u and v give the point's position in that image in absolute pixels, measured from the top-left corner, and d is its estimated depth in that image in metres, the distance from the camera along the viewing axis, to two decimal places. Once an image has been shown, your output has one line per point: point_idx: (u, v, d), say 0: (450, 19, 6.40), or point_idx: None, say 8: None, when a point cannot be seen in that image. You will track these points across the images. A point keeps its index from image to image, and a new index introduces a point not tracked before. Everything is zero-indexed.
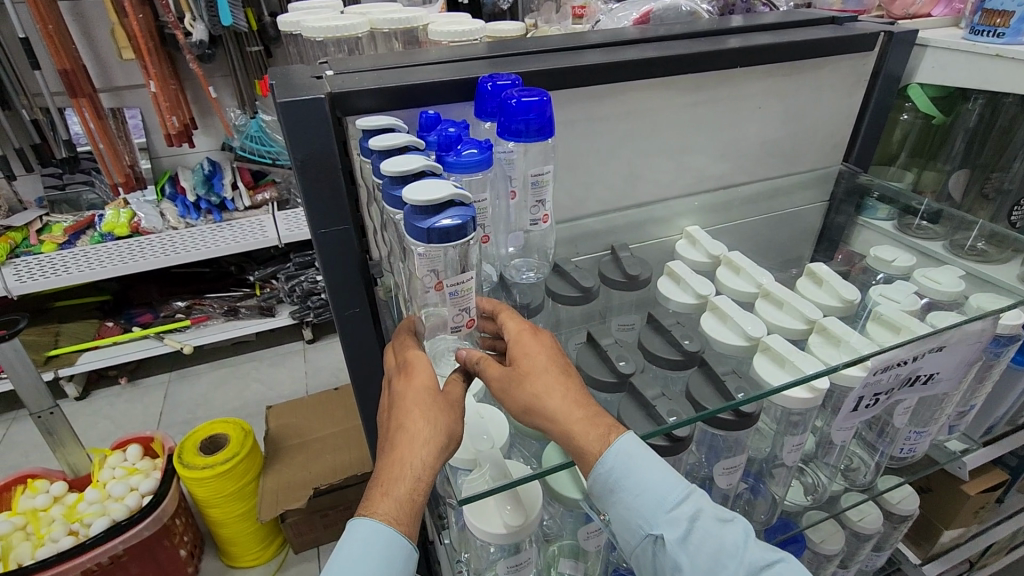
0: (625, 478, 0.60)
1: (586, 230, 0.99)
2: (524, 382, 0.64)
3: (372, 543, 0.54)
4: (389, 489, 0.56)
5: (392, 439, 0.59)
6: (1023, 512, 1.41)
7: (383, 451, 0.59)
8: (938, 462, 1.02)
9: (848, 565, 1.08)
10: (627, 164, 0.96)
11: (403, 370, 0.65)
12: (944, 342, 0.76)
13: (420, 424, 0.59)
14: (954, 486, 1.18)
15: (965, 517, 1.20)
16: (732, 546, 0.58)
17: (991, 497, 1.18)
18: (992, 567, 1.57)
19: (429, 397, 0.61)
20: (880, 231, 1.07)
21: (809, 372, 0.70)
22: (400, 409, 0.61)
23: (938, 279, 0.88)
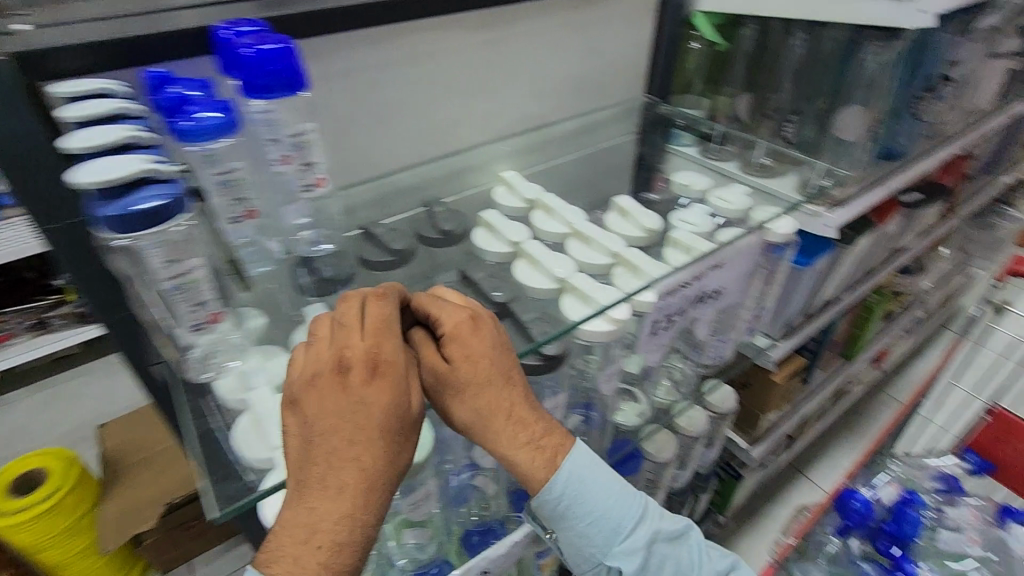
0: (581, 512, 0.68)
1: (394, 187, 0.92)
2: (471, 395, 0.60)
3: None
4: (330, 549, 0.47)
5: (326, 480, 0.48)
6: (824, 385, 1.66)
7: (312, 492, 0.48)
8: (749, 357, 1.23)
9: (686, 464, 1.20)
10: (432, 113, 0.92)
11: (349, 378, 0.50)
12: (722, 259, 0.80)
13: (368, 462, 0.49)
14: (766, 376, 1.36)
15: (776, 400, 1.39)
16: (687, 563, 0.73)
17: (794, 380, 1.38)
18: (807, 435, 1.86)
19: (376, 430, 0.50)
20: (686, 157, 1.13)
21: (605, 304, 0.71)
22: (340, 442, 0.49)
23: (729, 199, 0.96)
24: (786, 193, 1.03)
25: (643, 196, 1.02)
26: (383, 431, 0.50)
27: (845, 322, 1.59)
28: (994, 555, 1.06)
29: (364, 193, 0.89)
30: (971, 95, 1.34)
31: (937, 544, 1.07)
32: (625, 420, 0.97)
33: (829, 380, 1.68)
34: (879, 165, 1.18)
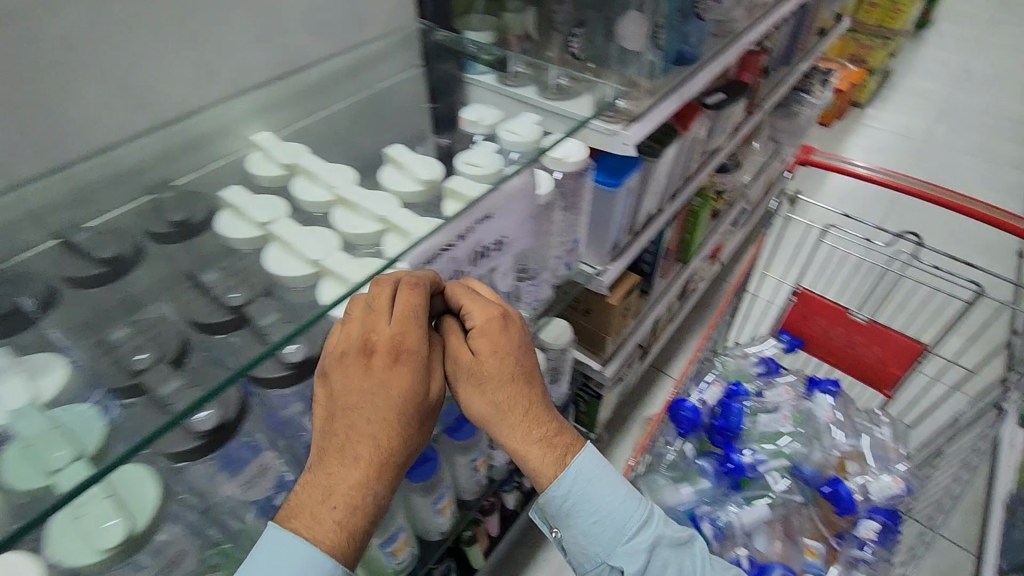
0: (581, 509, 0.77)
1: (97, 178, 0.74)
2: (491, 392, 0.70)
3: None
4: (341, 513, 0.55)
5: (346, 452, 0.57)
6: (665, 292, 1.74)
7: (333, 466, 0.57)
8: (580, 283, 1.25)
9: None
10: (123, 73, 0.72)
11: (378, 361, 0.59)
12: (490, 210, 0.75)
13: (388, 436, 0.58)
14: (603, 299, 1.36)
15: (618, 320, 1.40)
16: (682, 569, 0.80)
17: (631, 297, 1.40)
18: (661, 339, 1.97)
19: (396, 405, 0.59)
20: (484, 87, 1.02)
21: (359, 280, 0.63)
22: (364, 426, 0.58)
23: (519, 130, 0.85)
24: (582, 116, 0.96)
25: (428, 139, 0.91)
26: (409, 417, 0.60)
27: (675, 229, 1.64)
28: (804, 425, 1.16)
29: (45, 193, 0.69)
30: None
31: (758, 427, 1.15)
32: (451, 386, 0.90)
33: (669, 287, 1.75)
34: (672, 71, 1.15)
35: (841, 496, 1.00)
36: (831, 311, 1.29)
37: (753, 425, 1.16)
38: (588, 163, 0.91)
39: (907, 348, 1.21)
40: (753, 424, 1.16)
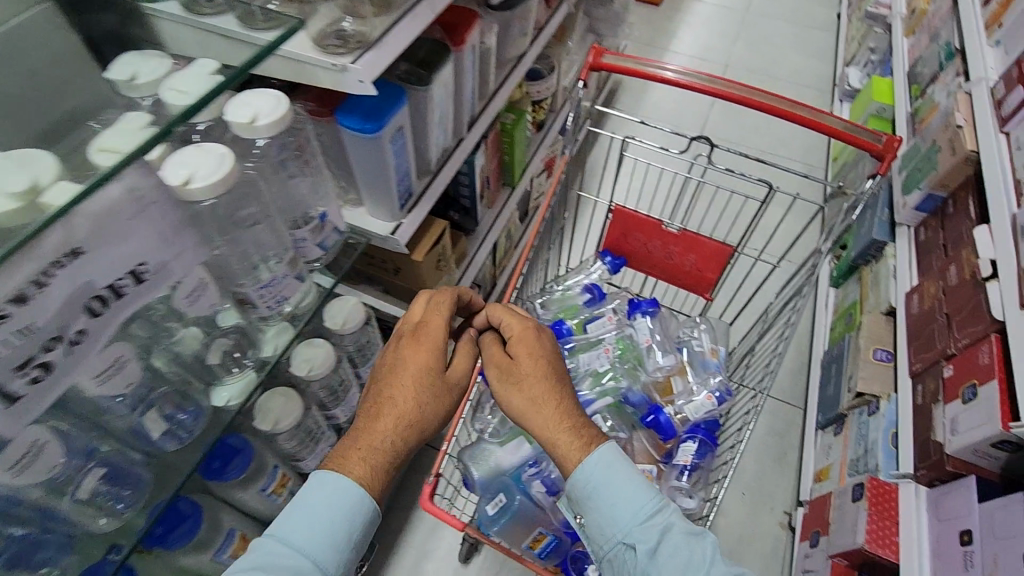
0: (601, 490, 0.74)
1: None
2: (524, 389, 0.82)
3: (326, 512, 0.73)
4: (368, 454, 0.78)
5: (377, 412, 0.81)
6: (494, 224, 1.63)
7: (371, 426, 0.80)
8: (364, 237, 1.12)
9: (340, 397, 1.05)
10: None
11: (407, 345, 0.86)
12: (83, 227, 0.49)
13: (404, 398, 0.82)
14: (409, 258, 1.20)
15: (433, 275, 1.27)
16: (700, 558, 0.69)
17: (441, 246, 1.25)
18: (506, 268, 1.90)
19: (417, 374, 0.84)
20: (174, 19, 0.81)
21: None
22: (394, 395, 0.82)
23: (178, 87, 0.61)
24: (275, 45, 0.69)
25: (67, 122, 0.66)
26: (426, 389, 0.84)
27: (491, 155, 1.48)
28: (628, 352, 1.13)
29: None
30: None
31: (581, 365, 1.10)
32: (222, 405, 0.77)
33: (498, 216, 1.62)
34: None
35: (662, 423, 0.99)
36: (646, 226, 1.23)
37: (577, 363, 1.11)
38: (291, 110, 0.67)
39: (717, 252, 1.19)
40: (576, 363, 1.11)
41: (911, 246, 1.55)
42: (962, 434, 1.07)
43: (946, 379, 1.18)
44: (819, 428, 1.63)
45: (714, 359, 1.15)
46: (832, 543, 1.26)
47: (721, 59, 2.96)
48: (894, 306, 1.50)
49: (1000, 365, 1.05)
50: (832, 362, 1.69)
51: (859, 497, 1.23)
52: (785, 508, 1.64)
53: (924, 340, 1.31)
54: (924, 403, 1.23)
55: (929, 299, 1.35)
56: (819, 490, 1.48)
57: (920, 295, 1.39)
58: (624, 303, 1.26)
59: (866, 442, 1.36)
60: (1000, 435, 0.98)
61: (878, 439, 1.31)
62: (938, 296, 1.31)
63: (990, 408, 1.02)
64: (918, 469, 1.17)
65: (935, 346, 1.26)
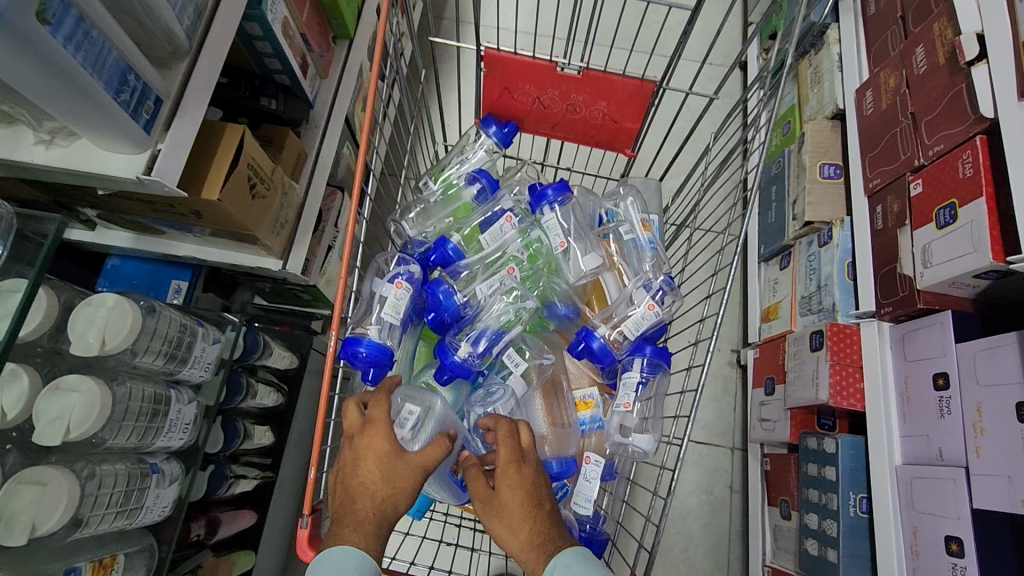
0: None
1: None
2: (500, 516, 0.59)
3: (346, 564, 0.53)
4: (360, 524, 0.57)
5: (353, 492, 0.58)
6: (338, 98, 1.17)
7: (359, 499, 0.58)
8: (89, 183, 0.73)
9: (159, 424, 0.73)
10: None
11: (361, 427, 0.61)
12: None
13: (377, 483, 0.58)
14: (198, 198, 0.80)
15: (254, 209, 0.88)
16: None
17: (250, 162, 0.84)
18: None
19: (373, 465, 0.59)
20: None
21: None
22: (372, 471, 0.58)
23: None
24: None
25: None
26: (416, 463, 0.59)
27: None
28: (539, 260, 0.87)
29: None
30: None
31: (480, 297, 0.80)
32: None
33: (339, 87, 1.16)
34: None
35: (597, 352, 0.76)
36: (535, 72, 0.86)
37: (473, 296, 0.80)
38: None
39: (636, 93, 0.86)
40: (472, 295, 0.80)
41: (858, 24, 1.25)
42: (936, 266, 0.91)
43: (914, 199, 0.98)
44: (762, 262, 1.47)
45: (648, 235, 0.89)
46: (789, 394, 1.16)
47: None
48: (842, 108, 1.25)
49: (986, 176, 0.85)
50: (771, 182, 1.44)
51: (819, 346, 1.09)
52: (733, 346, 1.52)
53: (884, 149, 1.08)
54: (886, 229, 1.05)
55: (887, 95, 1.09)
56: (768, 330, 1.36)
57: (875, 91, 1.13)
58: (524, 189, 0.95)
59: (819, 278, 1.20)
60: (988, 268, 0.82)
61: (833, 274, 1.15)
62: (899, 90, 1.06)
63: (975, 235, 0.84)
64: (882, 307, 1.03)
65: (898, 158, 1.04)
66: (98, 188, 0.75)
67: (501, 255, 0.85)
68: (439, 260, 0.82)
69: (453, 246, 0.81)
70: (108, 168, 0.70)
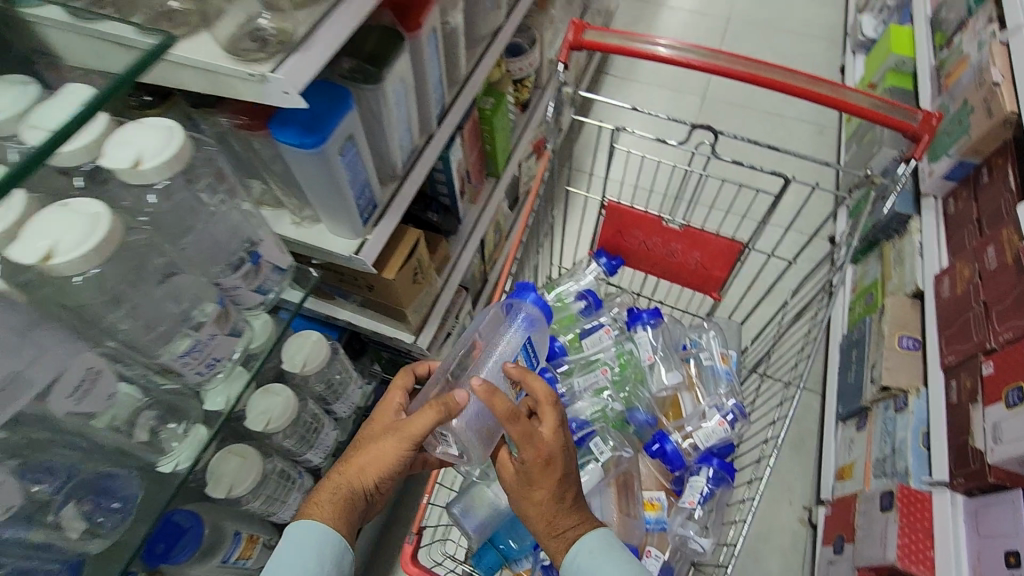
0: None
1: None
2: (529, 492, 0.70)
3: (308, 538, 0.65)
4: (328, 499, 0.70)
5: (348, 462, 0.73)
6: (480, 220, 1.47)
7: (338, 475, 0.72)
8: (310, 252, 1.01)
9: (314, 438, 0.94)
10: None
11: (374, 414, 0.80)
12: None
13: (368, 459, 0.71)
14: (379, 275, 1.07)
15: (410, 290, 1.14)
16: None
17: (417, 257, 1.12)
18: (499, 263, 1.75)
19: (376, 438, 0.73)
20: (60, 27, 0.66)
21: None
22: (365, 453, 0.72)
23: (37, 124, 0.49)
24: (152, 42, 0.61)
25: None
26: (395, 432, 0.71)
27: (468, 147, 1.33)
28: (628, 368, 1.02)
29: None
30: None
31: (520, 310, 0.88)
32: (170, 471, 0.68)
33: (483, 211, 1.47)
34: None
35: (669, 453, 0.89)
36: (645, 223, 1.09)
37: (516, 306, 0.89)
38: (158, 125, 0.54)
39: (726, 250, 1.06)
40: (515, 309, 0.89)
41: (939, 219, 1.41)
42: (1006, 443, 0.96)
43: (985, 378, 1.06)
44: (839, 421, 1.52)
45: (725, 366, 1.04)
46: (858, 553, 1.17)
47: (723, 10, 2.72)
48: (921, 288, 1.37)
49: None
50: (852, 346, 1.54)
51: (888, 506, 1.14)
52: (805, 503, 1.52)
53: (958, 330, 1.18)
54: (960, 402, 1.11)
55: (962, 283, 1.21)
56: (841, 489, 1.38)
57: (952, 278, 1.26)
58: (621, 310, 1.15)
59: (893, 442, 1.25)
60: None
61: (907, 440, 1.20)
62: (972, 280, 1.18)
63: None
64: (954, 477, 1.06)
65: (971, 338, 1.13)
66: (314, 258, 1.03)
67: (595, 360, 1.02)
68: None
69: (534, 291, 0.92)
70: (332, 244, 0.99)
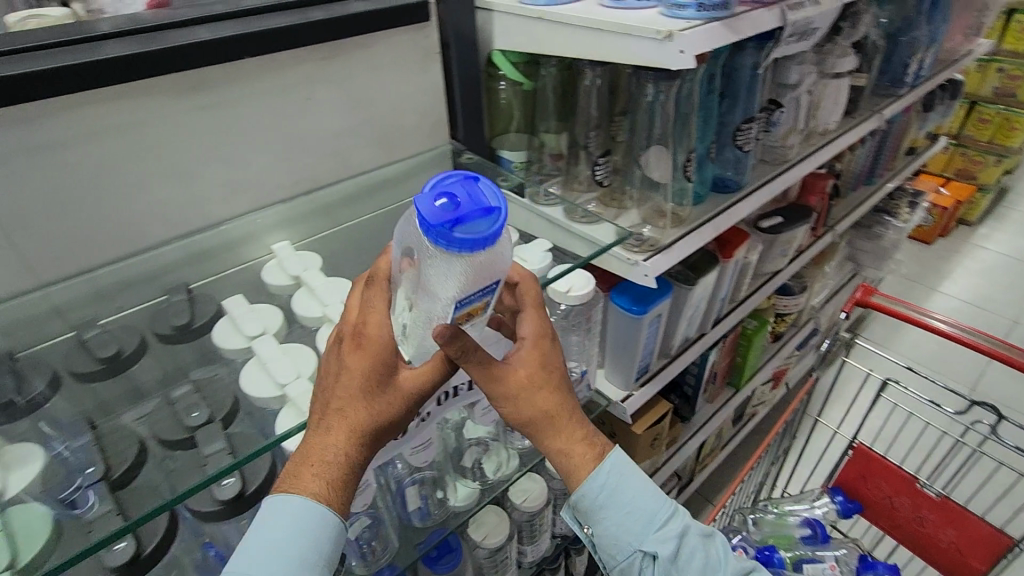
0: (615, 497, 0.68)
1: (124, 276, 0.77)
2: (552, 419, 0.64)
3: (301, 520, 0.52)
4: (316, 470, 0.54)
5: (325, 420, 0.55)
6: (711, 420, 1.59)
7: (320, 432, 0.55)
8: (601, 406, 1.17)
9: (537, 537, 1.09)
10: (179, 193, 0.78)
11: (344, 359, 0.56)
12: None
13: (361, 416, 0.55)
14: (627, 428, 1.28)
15: (645, 450, 1.31)
16: (714, 560, 0.70)
17: (659, 427, 1.31)
18: (710, 467, 1.78)
19: (367, 389, 0.55)
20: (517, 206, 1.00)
21: None
22: (348, 405, 0.55)
23: (525, 257, 0.85)
24: (585, 230, 0.94)
25: None
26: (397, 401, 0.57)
27: (724, 352, 1.52)
28: None
29: (94, 281, 0.74)
30: (813, 114, 1.29)
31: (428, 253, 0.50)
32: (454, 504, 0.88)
33: (715, 412, 1.60)
34: (711, 198, 1.11)
35: None
36: (895, 477, 1.10)
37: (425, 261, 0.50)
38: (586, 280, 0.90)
39: (990, 539, 1.00)
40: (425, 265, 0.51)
41: None
42: None
43: None
44: None
45: None
46: None
47: (1011, 312, 2.58)
48: None
49: None
50: None
51: None
52: None
53: None
54: None
55: None
56: None
57: None
58: (851, 556, 1.13)
59: None
60: None
61: None
62: None
63: None
64: None
65: None
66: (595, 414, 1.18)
67: None
68: (493, 208, 0.49)
69: (438, 238, 0.46)
70: (607, 391, 1.20)
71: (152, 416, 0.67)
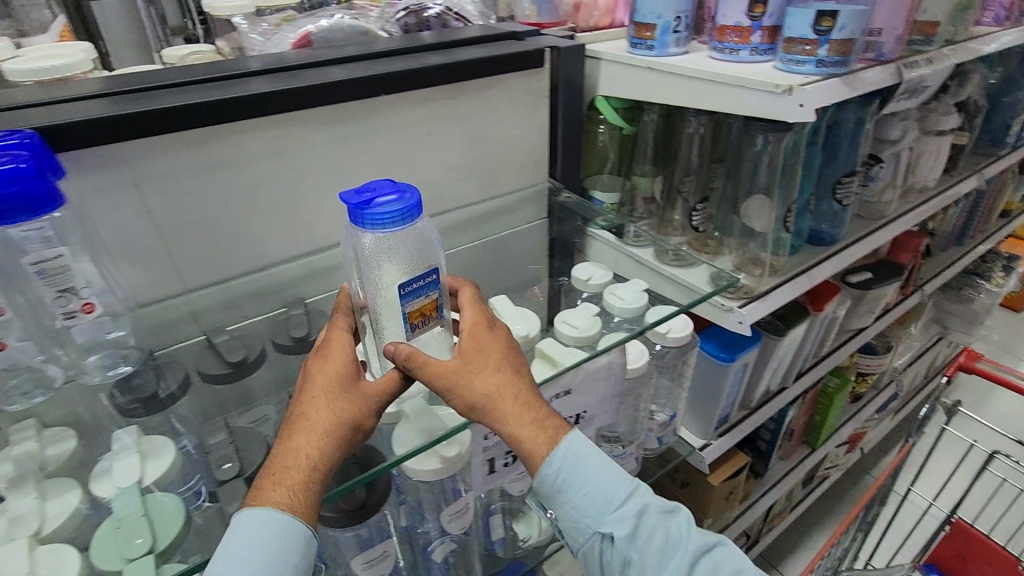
0: (573, 479, 0.62)
1: (251, 288, 0.83)
2: (505, 400, 0.58)
3: (269, 531, 0.47)
4: (283, 479, 0.49)
5: (292, 427, 0.52)
6: (785, 478, 1.52)
7: (291, 439, 0.51)
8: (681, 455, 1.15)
9: None
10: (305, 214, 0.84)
11: (307, 374, 0.57)
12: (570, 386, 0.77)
13: (324, 415, 0.52)
14: (702, 477, 1.24)
15: (718, 504, 1.27)
16: (676, 535, 0.63)
17: (735, 480, 1.26)
18: (778, 529, 1.70)
19: (334, 386, 0.55)
20: (606, 244, 1.01)
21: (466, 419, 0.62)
22: (314, 409, 0.53)
23: (623, 296, 0.85)
24: (682, 271, 0.94)
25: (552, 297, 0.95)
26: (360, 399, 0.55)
27: (803, 409, 1.46)
28: None
29: (226, 291, 0.81)
30: (912, 170, 1.26)
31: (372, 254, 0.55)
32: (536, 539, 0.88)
33: (790, 471, 1.53)
34: (806, 250, 1.10)
35: None
36: None
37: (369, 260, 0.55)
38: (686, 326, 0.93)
39: None
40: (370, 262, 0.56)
41: None
42: None
43: None
44: None
45: None
46: None
47: None
48: None
49: None
50: None
51: None
52: None
53: None
54: None
55: None
56: None
57: None
58: None
59: None
60: None
61: None
62: None
63: None
64: None
65: None
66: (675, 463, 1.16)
67: None
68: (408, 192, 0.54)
69: (361, 218, 0.51)
70: (687, 438, 1.18)
71: (274, 421, 0.71)
